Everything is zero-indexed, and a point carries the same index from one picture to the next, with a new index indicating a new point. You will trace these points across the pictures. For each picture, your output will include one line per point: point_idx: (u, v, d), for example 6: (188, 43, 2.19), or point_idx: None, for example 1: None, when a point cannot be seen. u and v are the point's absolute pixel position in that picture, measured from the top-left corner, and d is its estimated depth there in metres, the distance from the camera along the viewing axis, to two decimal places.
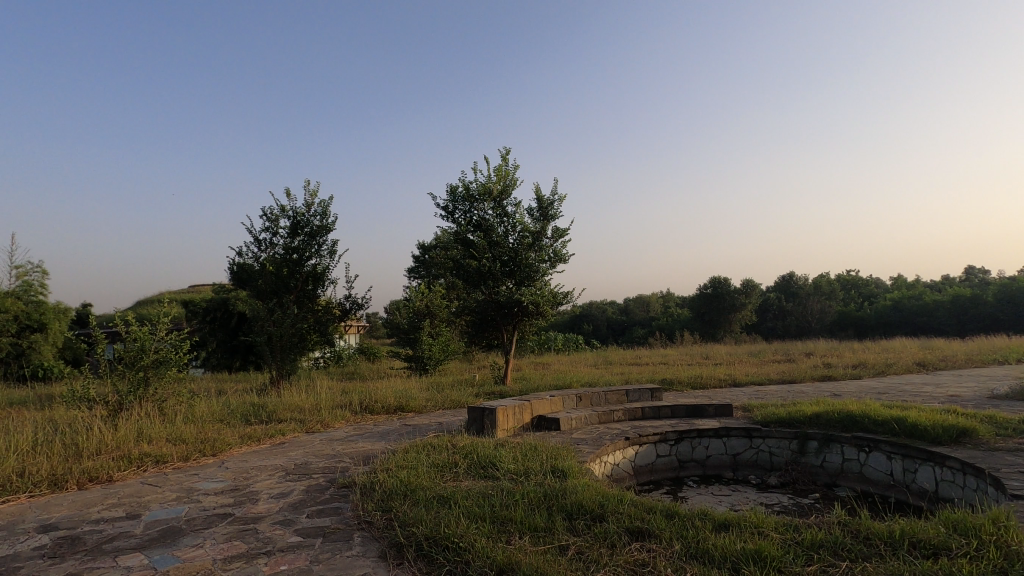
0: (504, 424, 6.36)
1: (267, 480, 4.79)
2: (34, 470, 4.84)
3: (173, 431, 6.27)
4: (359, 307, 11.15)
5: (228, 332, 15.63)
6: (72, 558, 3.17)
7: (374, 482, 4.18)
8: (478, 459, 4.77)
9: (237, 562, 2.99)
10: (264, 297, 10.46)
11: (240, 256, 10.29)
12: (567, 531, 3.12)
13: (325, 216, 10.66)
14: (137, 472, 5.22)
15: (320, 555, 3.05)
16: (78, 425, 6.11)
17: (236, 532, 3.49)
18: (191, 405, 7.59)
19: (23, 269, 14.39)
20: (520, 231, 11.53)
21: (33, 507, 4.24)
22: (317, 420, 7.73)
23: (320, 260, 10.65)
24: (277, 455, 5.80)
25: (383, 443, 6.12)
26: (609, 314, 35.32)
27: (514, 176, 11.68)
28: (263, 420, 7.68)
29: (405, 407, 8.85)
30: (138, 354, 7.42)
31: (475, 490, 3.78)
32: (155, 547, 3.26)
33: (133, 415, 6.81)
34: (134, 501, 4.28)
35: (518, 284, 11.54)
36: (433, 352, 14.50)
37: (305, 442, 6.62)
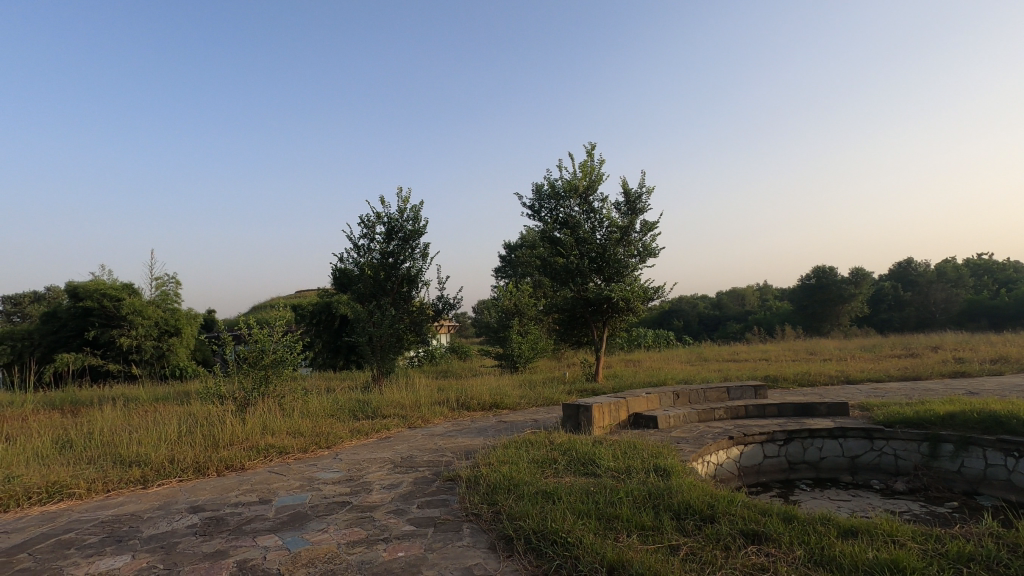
0: (600, 421, 6.30)
1: (378, 472, 5.08)
2: (181, 458, 5.46)
3: (293, 425, 6.81)
4: (452, 308, 11.54)
5: (332, 334, 16.76)
6: (218, 537, 3.54)
7: (478, 476, 4.30)
8: (577, 455, 4.77)
9: (359, 547, 3.19)
10: (363, 299, 11.06)
11: (341, 261, 10.97)
12: (676, 531, 3.05)
13: (417, 220, 11.12)
14: (264, 462, 5.72)
15: (434, 544, 3.19)
16: (214, 419, 6.81)
17: (355, 519, 3.73)
18: (306, 401, 8.21)
19: (161, 281, 16.25)
20: (607, 227, 11.38)
21: (182, 491, 4.78)
22: (418, 415, 8.09)
23: (414, 263, 11.12)
24: (384, 449, 6.13)
25: (482, 439, 6.28)
26: (700, 309, 33.85)
27: (600, 171, 11.56)
28: (369, 415, 8.14)
29: (500, 404, 9.04)
30: (259, 355, 8.16)
31: (577, 486, 3.78)
32: (287, 530, 3.57)
33: (257, 410, 7.48)
34: (265, 487, 4.72)
35: (607, 280, 11.38)
36: (524, 350, 14.40)
37: (408, 436, 6.94)
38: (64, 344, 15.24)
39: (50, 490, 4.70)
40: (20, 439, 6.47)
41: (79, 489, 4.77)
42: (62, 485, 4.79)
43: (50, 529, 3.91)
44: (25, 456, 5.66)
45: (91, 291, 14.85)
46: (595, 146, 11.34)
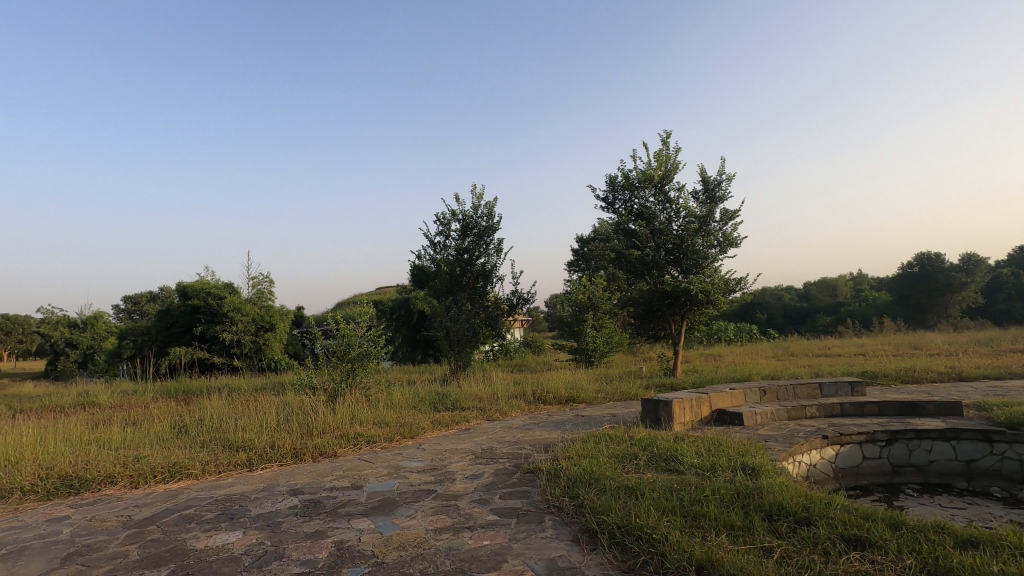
0: (681, 417, 6.13)
1: (460, 463, 5.22)
2: (281, 444, 5.88)
3: (379, 415, 7.14)
4: (526, 302, 11.63)
5: (410, 328, 17.38)
6: (316, 518, 3.79)
7: (558, 469, 4.32)
8: (659, 452, 4.67)
9: (446, 534, 3.31)
10: (441, 295, 11.38)
11: (419, 258, 11.34)
12: (769, 532, 2.92)
13: (491, 216, 11.28)
14: (354, 450, 6.05)
15: (518, 534, 3.25)
16: (307, 409, 7.27)
17: (441, 506, 3.86)
18: (389, 393, 8.58)
19: (257, 280, 17.55)
20: (684, 217, 11.02)
21: (283, 474, 5.15)
22: (495, 408, 8.23)
23: (488, 259, 11.30)
24: (464, 440, 6.30)
25: (560, 432, 6.30)
26: (786, 301, 31.96)
27: (676, 159, 11.20)
28: (449, 407, 8.37)
29: (576, 398, 9.02)
30: (346, 349, 8.62)
31: (660, 483, 3.70)
32: (378, 514, 3.76)
33: (346, 401, 7.91)
34: (356, 473, 5.00)
35: (685, 272, 11.02)
36: (598, 344, 14.25)
37: (487, 429, 7.08)
38: (176, 339, 16.81)
39: (172, 469, 5.22)
40: (144, 423, 7.23)
41: (195, 469, 5.26)
42: (181, 466, 5.31)
43: (173, 505, 4.35)
44: (149, 439, 6.31)
45: (197, 291, 16.27)
46: (670, 133, 11.00)
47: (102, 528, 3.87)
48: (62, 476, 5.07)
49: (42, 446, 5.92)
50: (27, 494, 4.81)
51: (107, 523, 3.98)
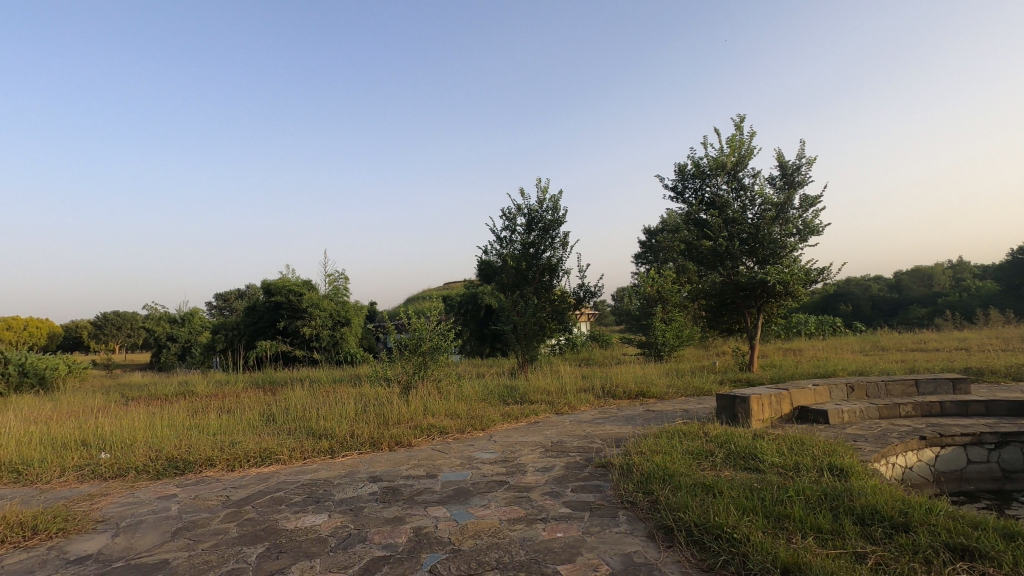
0: (760, 414, 5.87)
1: (530, 455, 5.26)
2: (360, 433, 6.16)
3: (450, 407, 7.32)
4: (593, 295, 11.51)
5: (478, 322, 17.67)
6: (394, 504, 3.94)
7: (630, 464, 4.26)
8: (737, 449, 4.50)
9: (520, 525, 3.35)
10: (507, 289, 11.47)
11: (485, 253, 11.48)
12: (861, 537, 2.74)
13: (556, 210, 11.24)
14: (427, 440, 6.23)
15: (591, 528, 3.24)
16: (383, 400, 7.58)
17: (514, 498, 3.91)
18: (459, 386, 8.77)
19: (333, 277, 18.48)
20: (760, 205, 10.50)
21: (362, 462, 5.40)
22: (564, 401, 8.22)
23: (554, 252, 11.27)
24: (534, 433, 6.33)
25: (630, 427, 6.20)
26: (874, 291, 29.69)
27: (750, 144, 10.68)
28: (518, 399, 8.45)
29: (646, 393, 8.85)
30: (417, 342, 8.91)
31: (739, 481, 3.57)
32: (453, 503, 3.86)
33: (419, 393, 8.16)
34: (430, 463, 5.15)
35: (761, 262, 10.52)
36: (667, 338, 13.89)
37: (556, 422, 7.08)
38: (262, 333, 17.95)
39: (262, 454, 5.59)
40: (237, 411, 7.79)
41: (283, 455, 5.62)
42: (270, 451, 5.68)
43: (265, 487, 4.67)
44: (241, 426, 6.79)
45: (280, 288, 17.41)
46: (744, 117, 10.50)
47: (205, 506, 4.22)
48: (169, 458, 5.56)
49: (151, 430, 6.52)
50: (141, 473, 5.31)
51: (209, 502, 4.33)
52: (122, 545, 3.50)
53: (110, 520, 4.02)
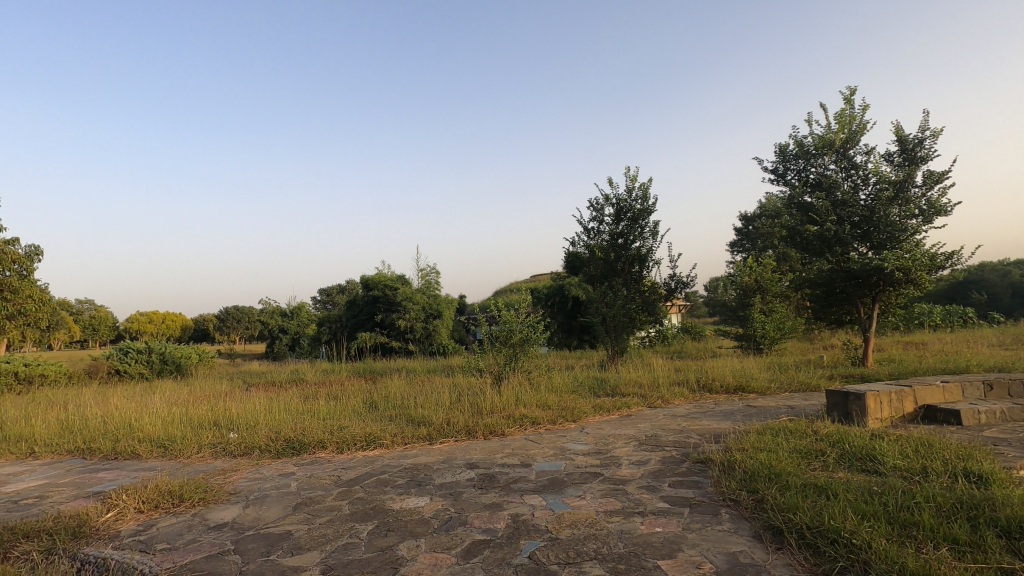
0: (877, 413, 5.39)
1: (624, 448, 5.19)
2: (456, 421, 6.39)
3: (541, 399, 7.38)
4: (685, 286, 11.09)
5: (566, 315, 17.64)
6: (492, 491, 4.06)
7: (732, 460, 4.09)
8: (852, 449, 4.17)
9: (617, 517, 3.33)
10: (596, 281, 11.34)
11: (573, 244, 11.43)
12: (1008, 552, 2.45)
13: (646, 198, 10.94)
14: (520, 430, 6.34)
15: (692, 525, 3.14)
16: (476, 390, 7.81)
17: (609, 490, 3.89)
18: (549, 377, 8.82)
19: (426, 272, 19.25)
20: (874, 184, 9.58)
21: (459, 449, 5.60)
22: (657, 395, 8.01)
23: (644, 242, 10.98)
24: (627, 426, 6.23)
25: (730, 422, 5.94)
26: (1014, 278, 26.11)
27: (862, 118, 9.77)
28: (609, 392, 8.35)
29: (745, 387, 8.42)
30: (508, 334, 9.06)
31: (856, 484, 3.31)
32: (548, 492, 3.91)
33: (510, 383, 8.31)
34: (524, 452, 5.24)
35: (876, 248, 9.61)
36: (767, 331, 13.09)
37: (649, 415, 6.92)
38: (362, 325, 19.14)
39: (367, 439, 5.96)
40: (343, 398, 8.37)
41: (386, 439, 5.96)
42: (374, 436, 6.04)
43: (372, 469, 4.98)
44: (348, 412, 7.28)
45: (377, 283, 18.54)
46: (855, 89, 9.64)
47: (321, 484, 4.59)
48: (286, 439, 6.09)
49: (271, 414, 7.16)
50: (263, 452, 5.85)
51: (323, 481, 4.70)
52: (254, 516, 3.89)
53: (240, 493, 4.47)
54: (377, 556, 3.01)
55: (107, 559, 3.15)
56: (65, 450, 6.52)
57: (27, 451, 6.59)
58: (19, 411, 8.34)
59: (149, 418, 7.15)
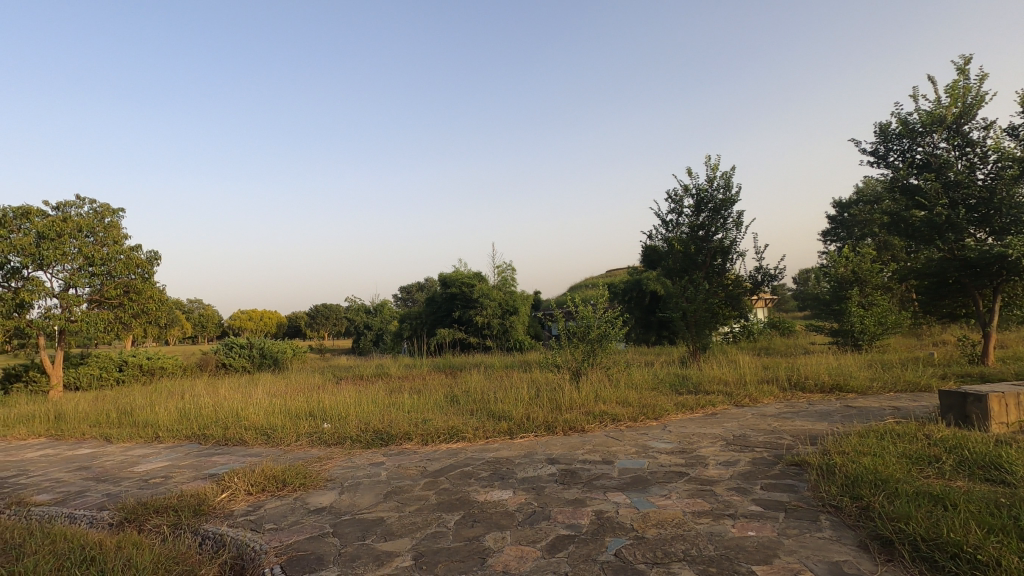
0: (1002, 417, 4.85)
1: (711, 448, 5.00)
2: (535, 416, 6.44)
3: (621, 395, 7.27)
4: (772, 279, 10.51)
5: (644, 310, 17.24)
6: (574, 487, 4.06)
7: (831, 464, 3.83)
8: (973, 457, 3.78)
9: (705, 518, 3.22)
10: (675, 275, 11.01)
11: (651, 237, 11.15)
12: None
13: (728, 188, 10.45)
14: (600, 426, 6.28)
15: (788, 530, 2.99)
16: (554, 386, 7.83)
17: (696, 490, 3.77)
18: (629, 373, 8.66)
19: (501, 268, 19.55)
20: (995, 161, 8.60)
21: (539, 444, 5.64)
22: (744, 393, 7.66)
23: (727, 234, 10.51)
24: (713, 425, 6.01)
25: (827, 424, 5.57)
26: None
27: (979, 90, 8.80)
28: (691, 390, 8.07)
29: (843, 387, 7.86)
30: (586, 329, 9.00)
31: (979, 494, 3.00)
32: (632, 490, 3.86)
33: (589, 379, 8.25)
34: (605, 449, 5.19)
35: (997, 233, 8.63)
36: (866, 326, 12.09)
37: (736, 414, 6.63)
38: (441, 321, 19.70)
39: (450, 432, 6.14)
40: (426, 392, 8.67)
41: (468, 433, 6.11)
42: (457, 430, 6.21)
43: (456, 462, 5.13)
44: (431, 405, 7.53)
45: (453, 281, 19.11)
46: (969, 57, 8.69)
47: (408, 474, 4.78)
48: (375, 430, 6.40)
49: (360, 406, 7.54)
50: (355, 442, 6.18)
51: (410, 471, 4.90)
52: (349, 501, 4.13)
53: (336, 479, 4.77)
54: (465, 546, 3.10)
55: (224, 536, 3.47)
56: (183, 435, 7.21)
57: (152, 435, 7.34)
58: (145, 399, 9.32)
59: (253, 408, 7.76)
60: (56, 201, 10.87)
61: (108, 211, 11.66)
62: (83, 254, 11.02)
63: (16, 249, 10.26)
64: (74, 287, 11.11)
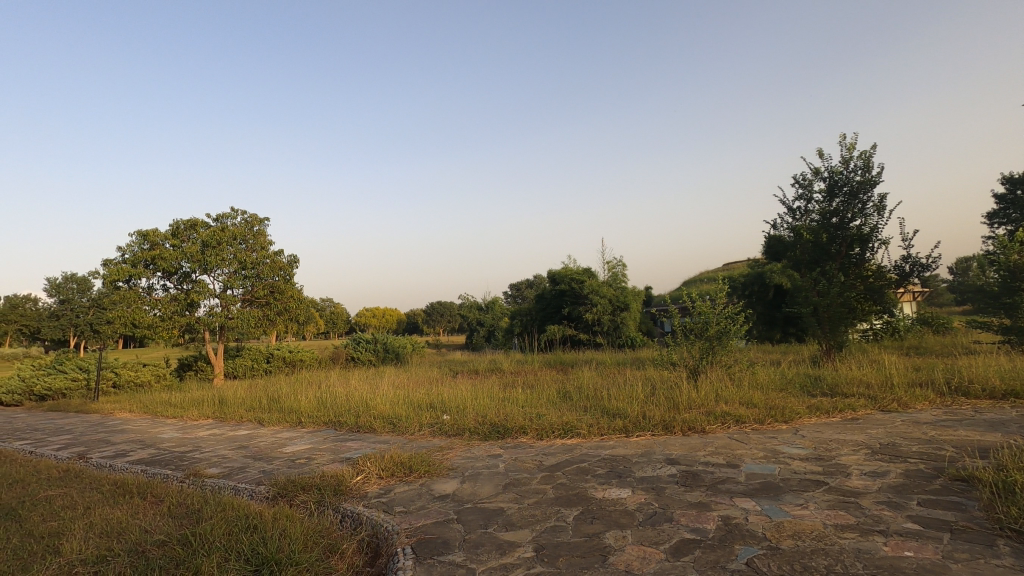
0: None
1: (853, 456, 4.53)
2: (652, 415, 6.25)
3: (745, 396, 6.83)
4: (924, 269, 9.27)
5: (767, 305, 16.08)
6: (697, 489, 3.89)
7: (1008, 482, 3.30)
8: None
9: (851, 533, 2.92)
10: (804, 267, 10.12)
11: (776, 227, 10.35)
12: None
13: (868, 168, 9.39)
14: (723, 428, 5.95)
15: (956, 554, 2.62)
16: (671, 384, 7.55)
17: (838, 501, 3.44)
18: (753, 372, 8.10)
19: (612, 264, 19.26)
20: None
21: (657, 443, 5.48)
22: (891, 397, 6.84)
23: (867, 220, 9.45)
24: (855, 431, 5.44)
25: (1000, 435, 4.81)
26: None
27: None
28: (826, 392, 7.38)
29: (1020, 393, 6.73)
30: (704, 325, 8.59)
31: None
32: (763, 497, 3.60)
33: (708, 378, 7.85)
34: (729, 452, 4.90)
35: None
36: None
37: (882, 420, 5.95)
38: (551, 318, 19.80)
39: (565, 428, 6.15)
40: (539, 388, 8.77)
41: (583, 429, 6.07)
42: (571, 426, 6.20)
43: (571, 457, 5.14)
44: (544, 401, 7.61)
45: (563, 277, 19.16)
46: None
47: (526, 468, 4.87)
48: (492, 423, 6.59)
49: (476, 399, 7.82)
50: (473, 434, 6.42)
51: (527, 465, 4.98)
52: (470, 490, 4.30)
53: (457, 469, 4.98)
54: (585, 542, 3.09)
55: (360, 515, 3.77)
56: (322, 421, 7.94)
57: (296, 420, 8.18)
58: (289, 388, 10.40)
59: (380, 399, 8.34)
60: (216, 214, 12.47)
61: (256, 221, 13.16)
62: (238, 259, 12.52)
63: (187, 255, 11.95)
64: (231, 288, 12.70)
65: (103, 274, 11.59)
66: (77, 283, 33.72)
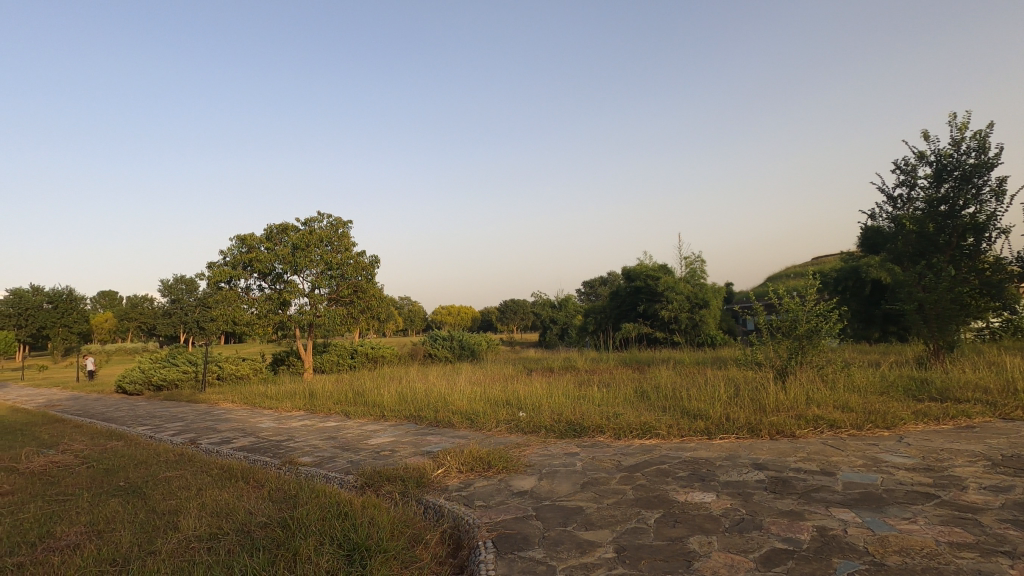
0: None
1: (969, 467, 4.12)
2: (736, 417, 5.98)
3: (839, 399, 6.39)
4: None
5: (862, 302, 14.98)
6: (789, 497, 3.68)
7: None
8: None
9: (969, 553, 2.66)
10: (908, 260, 9.29)
11: (874, 216, 9.58)
12: None
13: (984, 150, 8.47)
14: (816, 432, 5.59)
15: None
16: (757, 385, 7.19)
17: (952, 517, 3.13)
18: (849, 374, 7.53)
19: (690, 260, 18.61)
20: None
21: (742, 446, 5.24)
22: (1014, 403, 6.15)
23: (982, 207, 8.55)
24: (971, 440, 4.93)
25: None
26: None
27: None
28: (935, 396, 6.75)
29: None
30: (792, 324, 8.08)
31: None
32: (864, 508, 3.35)
33: (797, 379, 7.41)
34: (824, 458, 4.60)
35: None
36: None
37: (1003, 429, 5.37)
38: (625, 316, 19.47)
39: (643, 428, 6.02)
40: (615, 386, 8.65)
41: (662, 430, 5.91)
42: (650, 426, 6.05)
43: (651, 458, 5.02)
44: (620, 400, 7.49)
45: (638, 274, 18.80)
46: None
47: (603, 467, 4.81)
48: (568, 421, 6.57)
49: (552, 397, 7.83)
50: (549, 432, 6.43)
51: (604, 464, 4.92)
52: (548, 488, 4.31)
53: (535, 466, 5.01)
54: (668, 545, 3.02)
55: (442, 507, 3.88)
56: (403, 415, 8.25)
57: (379, 414, 8.55)
58: (373, 383, 10.90)
59: (457, 395, 8.55)
60: (305, 218, 13.26)
61: (341, 224, 13.88)
62: (324, 260, 13.25)
63: (279, 257, 12.84)
64: (319, 288, 13.48)
65: (208, 276, 12.69)
66: (185, 283, 37.08)
